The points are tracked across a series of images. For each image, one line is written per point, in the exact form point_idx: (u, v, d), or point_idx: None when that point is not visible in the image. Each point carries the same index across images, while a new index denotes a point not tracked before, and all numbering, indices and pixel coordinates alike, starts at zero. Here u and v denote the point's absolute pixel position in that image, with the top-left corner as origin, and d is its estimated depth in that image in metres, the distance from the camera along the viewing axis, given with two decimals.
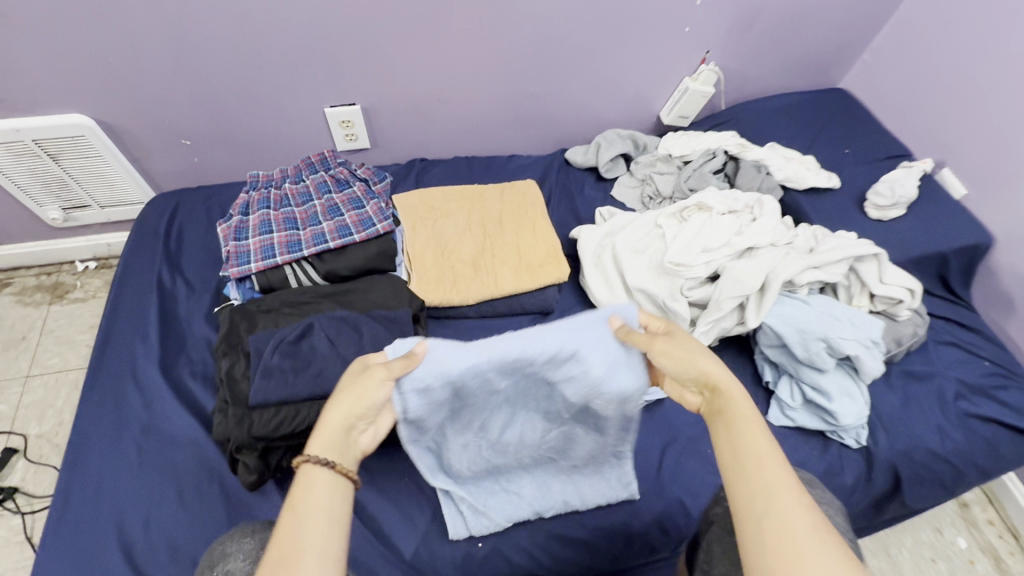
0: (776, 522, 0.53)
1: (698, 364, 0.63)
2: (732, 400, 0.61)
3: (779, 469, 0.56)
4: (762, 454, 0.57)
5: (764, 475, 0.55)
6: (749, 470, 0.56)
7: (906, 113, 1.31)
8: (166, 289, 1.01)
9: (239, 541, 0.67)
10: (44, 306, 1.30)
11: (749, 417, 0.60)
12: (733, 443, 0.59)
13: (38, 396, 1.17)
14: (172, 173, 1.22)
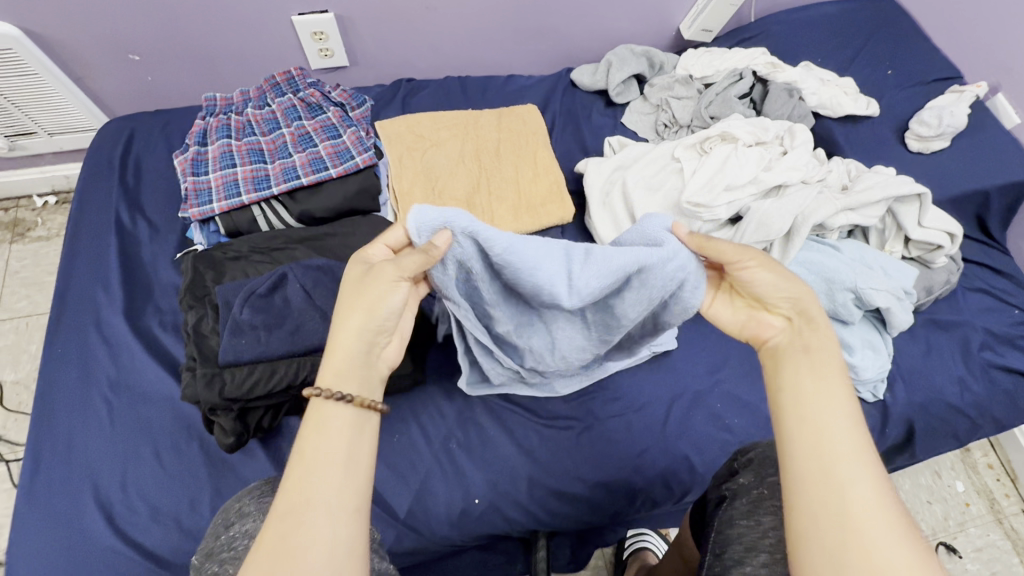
0: (845, 507, 0.45)
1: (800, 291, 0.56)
2: (822, 334, 0.54)
3: (847, 444, 0.48)
4: (831, 426, 0.49)
5: (821, 448, 0.48)
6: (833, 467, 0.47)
7: (962, 26, 1.14)
8: (127, 231, 0.92)
9: (260, 500, 0.59)
10: (4, 245, 1.20)
11: (835, 398, 0.50)
12: (793, 418, 0.51)
13: (10, 341, 1.11)
14: (125, 94, 1.07)
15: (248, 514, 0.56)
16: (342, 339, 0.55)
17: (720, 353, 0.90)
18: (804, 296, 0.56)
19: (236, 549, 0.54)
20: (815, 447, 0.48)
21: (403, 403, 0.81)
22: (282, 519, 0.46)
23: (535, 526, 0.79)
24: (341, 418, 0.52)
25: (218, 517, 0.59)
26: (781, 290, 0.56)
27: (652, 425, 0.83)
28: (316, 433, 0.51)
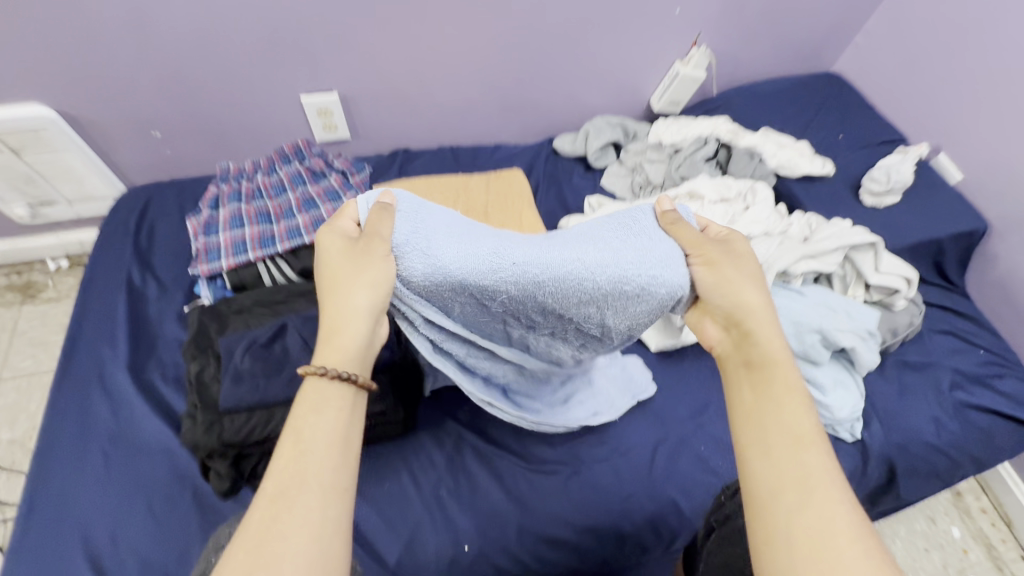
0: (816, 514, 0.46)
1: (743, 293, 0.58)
2: (768, 352, 0.56)
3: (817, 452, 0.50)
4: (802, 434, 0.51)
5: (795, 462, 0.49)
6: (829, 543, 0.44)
7: (901, 98, 1.28)
8: (136, 289, 0.97)
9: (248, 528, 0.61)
10: (15, 306, 1.25)
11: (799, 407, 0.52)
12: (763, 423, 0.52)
13: (10, 399, 1.13)
14: (143, 166, 1.17)
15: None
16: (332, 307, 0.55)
17: (701, 396, 0.93)
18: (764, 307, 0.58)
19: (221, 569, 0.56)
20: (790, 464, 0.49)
21: (395, 450, 0.83)
22: (262, 526, 0.44)
23: None
24: (331, 420, 0.50)
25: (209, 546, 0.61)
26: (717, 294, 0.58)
27: (639, 468, 0.85)
28: (302, 430, 0.49)
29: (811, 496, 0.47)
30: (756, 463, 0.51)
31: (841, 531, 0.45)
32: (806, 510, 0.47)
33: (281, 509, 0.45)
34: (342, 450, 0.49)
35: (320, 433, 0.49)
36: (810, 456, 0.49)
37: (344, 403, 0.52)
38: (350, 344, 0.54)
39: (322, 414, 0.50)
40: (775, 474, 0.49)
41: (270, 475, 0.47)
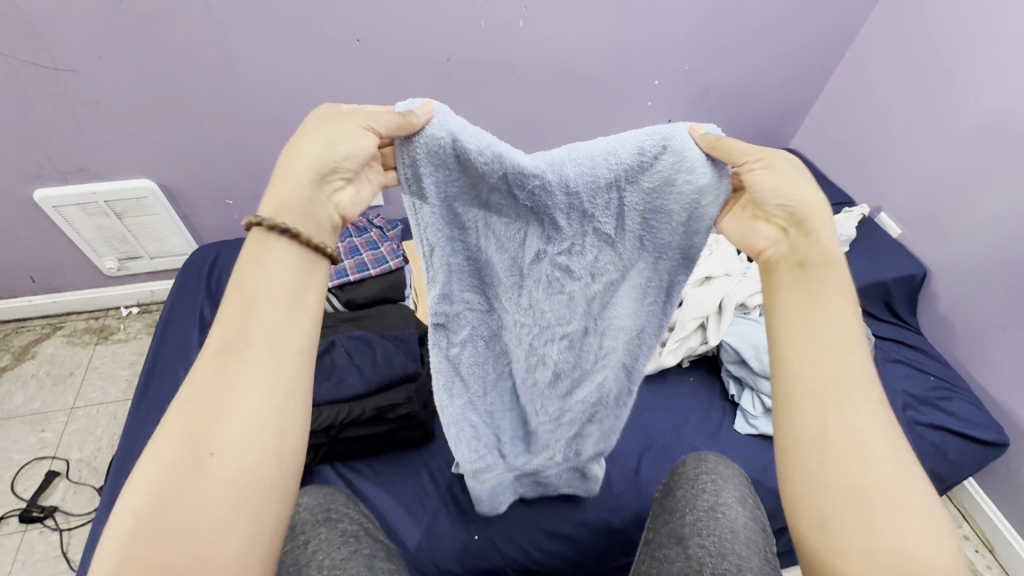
0: (843, 419, 0.48)
1: (803, 189, 0.50)
2: (819, 249, 0.51)
3: (858, 358, 0.50)
4: (845, 339, 0.50)
5: (831, 367, 0.50)
6: (858, 453, 0.47)
7: (846, 167, 1.52)
8: (206, 323, 1.18)
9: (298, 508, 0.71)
10: (91, 346, 1.45)
11: (845, 310, 0.51)
12: (807, 327, 0.51)
13: (81, 424, 1.30)
14: (215, 227, 1.42)
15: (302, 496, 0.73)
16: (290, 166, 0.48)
17: (681, 413, 1.07)
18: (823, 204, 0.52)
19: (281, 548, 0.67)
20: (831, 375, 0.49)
21: (417, 454, 0.98)
22: (186, 430, 0.42)
23: (528, 564, 0.90)
24: (271, 328, 0.46)
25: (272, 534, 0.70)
26: (783, 195, 0.50)
27: (627, 474, 0.98)
28: (235, 336, 0.45)
29: (851, 405, 0.48)
30: (796, 369, 0.51)
31: (875, 435, 0.47)
32: (838, 411, 0.48)
33: (211, 416, 0.43)
34: (277, 357, 0.46)
35: (252, 341, 0.45)
36: (855, 363, 0.50)
37: (286, 308, 0.47)
38: (296, 197, 0.47)
39: (254, 319, 0.46)
40: (816, 378, 0.50)
41: (193, 378, 0.44)
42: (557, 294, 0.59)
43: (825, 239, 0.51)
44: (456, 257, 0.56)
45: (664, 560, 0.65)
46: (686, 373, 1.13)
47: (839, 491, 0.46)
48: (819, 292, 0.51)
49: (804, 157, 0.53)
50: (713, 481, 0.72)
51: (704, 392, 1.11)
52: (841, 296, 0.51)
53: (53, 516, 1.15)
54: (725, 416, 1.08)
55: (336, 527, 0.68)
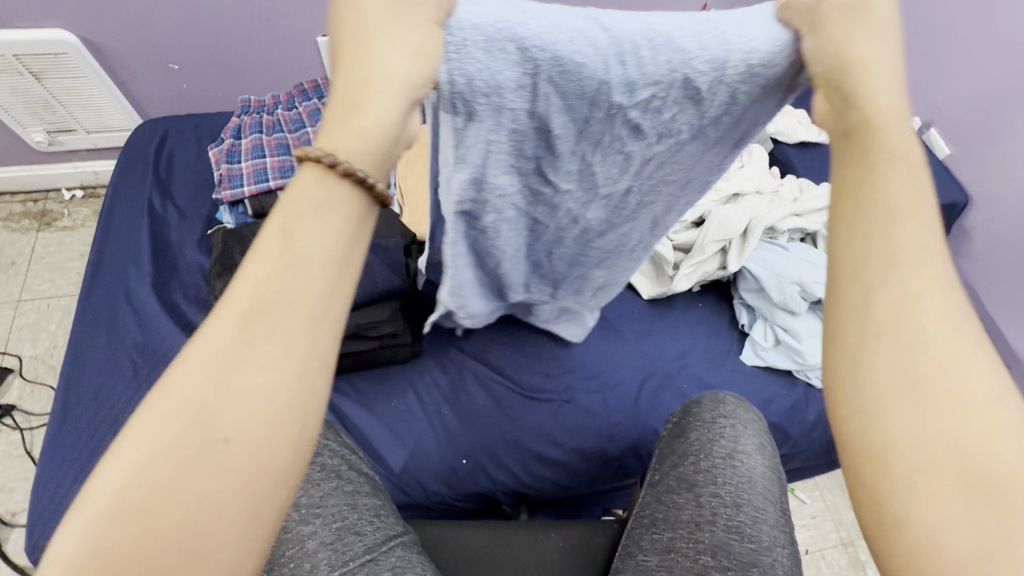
0: (896, 294, 0.34)
1: (853, 47, 0.37)
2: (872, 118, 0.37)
3: (916, 231, 0.35)
4: (894, 205, 0.36)
5: (880, 234, 0.36)
6: (915, 337, 0.33)
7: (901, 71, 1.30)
8: (158, 214, 1.02)
9: None
10: (32, 233, 1.28)
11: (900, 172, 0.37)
12: (851, 191, 0.37)
13: (31, 319, 1.18)
14: (160, 98, 1.20)
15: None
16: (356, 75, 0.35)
17: (687, 340, 1.00)
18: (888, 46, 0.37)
19: None
20: (879, 242, 0.35)
21: (401, 373, 0.90)
22: (185, 413, 0.30)
23: (518, 488, 0.88)
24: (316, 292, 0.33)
25: None
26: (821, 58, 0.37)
27: (625, 402, 0.92)
28: (264, 292, 0.32)
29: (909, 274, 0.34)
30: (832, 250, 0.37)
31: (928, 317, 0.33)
32: (896, 282, 0.34)
33: (219, 404, 0.30)
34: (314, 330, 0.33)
35: (289, 305, 0.32)
36: (910, 231, 0.35)
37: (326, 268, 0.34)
38: (374, 130, 0.35)
39: (289, 276, 0.33)
40: (854, 252, 0.36)
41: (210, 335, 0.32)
42: (613, 155, 0.46)
43: (872, 104, 0.37)
44: (495, 140, 0.43)
45: (672, 506, 0.60)
46: (696, 298, 1.04)
47: (883, 382, 0.32)
48: (868, 163, 0.37)
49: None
50: (733, 425, 0.65)
51: (714, 320, 1.02)
52: (898, 169, 0.37)
53: (12, 415, 1.08)
54: (733, 346, 1.00)
55: (314, 460, 0.60)
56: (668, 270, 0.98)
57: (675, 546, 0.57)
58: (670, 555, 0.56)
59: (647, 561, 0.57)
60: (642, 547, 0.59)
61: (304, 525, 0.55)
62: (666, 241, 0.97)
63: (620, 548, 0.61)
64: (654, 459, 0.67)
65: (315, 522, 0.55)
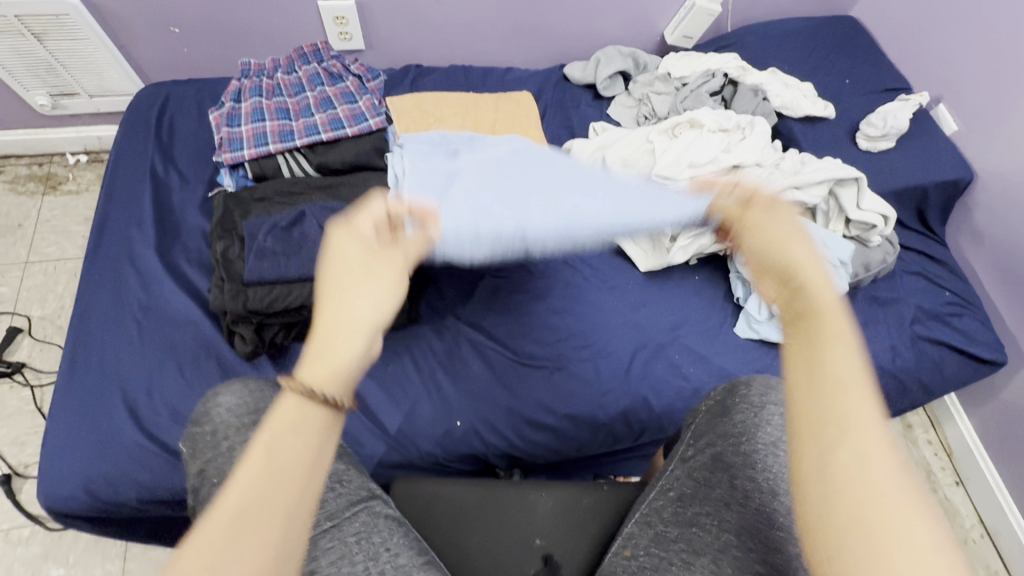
0: (850, 439, 0.37)
1: (791, 250, 0.47)
2: (824, 316, 0.43)
3: (864, 402, 0.39)
4: (840, 379, 0.40)
5: (828, 398, 0.39)
6: (859, 479, 0.36)
7: (909, 44, 1.27)
8: (160, 178, 1.03)
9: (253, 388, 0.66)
10: (38, 196, 1.30)
11: (850, 346, 0.41)
12: (811, 360, 0.41)
13: (38, 280, 1.21)
14: (161, 62, 1.19)
15: (220, 392, 0.64)
16: (354, 292, 0.48)
17: (681, 312, 1.00)
18: (789, 226, 0.49)
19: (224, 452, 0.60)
20: (831, 392, 0.39)
21: (398, 337, 0.92)
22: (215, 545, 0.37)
23: (510, 451, 0.90)
24: (319, 421, 0.43)
25: (198, 426, 0.63)
26: (765, 251, 0.49)
27: (617, 370, 0.94)
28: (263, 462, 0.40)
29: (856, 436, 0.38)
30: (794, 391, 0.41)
31: (874, 466, 0.36)
32: (848, 445, 0.37)
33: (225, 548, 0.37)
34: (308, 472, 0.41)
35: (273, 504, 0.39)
36: (838, 356, 0.41)
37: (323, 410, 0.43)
38: None
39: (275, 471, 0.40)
40: (810, 413, 0.40)
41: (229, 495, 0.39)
42: None
43: (818, 291, 0.44)
44: None
45: (703, 483, 0.63)
46: (692, 271, 1.05)
47: (840, 494, 0.36)
48: (816, 347, 0.42)
49: (763, 220, 0.51)
50: (782, 416, 0.65)
51: (708, 293, 1.03)
52: (835, 341, 0.41)
53: (22, 372, 1.11)
54: (727, 319, 1.01)
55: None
56: (665, 242, 0.99)
57: (698, 521, 0.60)
58: (692, 528, 0.60)
59: (667, 532, 0.61)
60: (663, 518, 0.62)
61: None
62: (665, 213, 0.98)
63: (638, 514, 0.64)
64: (691, 433, 0.69)
65: None
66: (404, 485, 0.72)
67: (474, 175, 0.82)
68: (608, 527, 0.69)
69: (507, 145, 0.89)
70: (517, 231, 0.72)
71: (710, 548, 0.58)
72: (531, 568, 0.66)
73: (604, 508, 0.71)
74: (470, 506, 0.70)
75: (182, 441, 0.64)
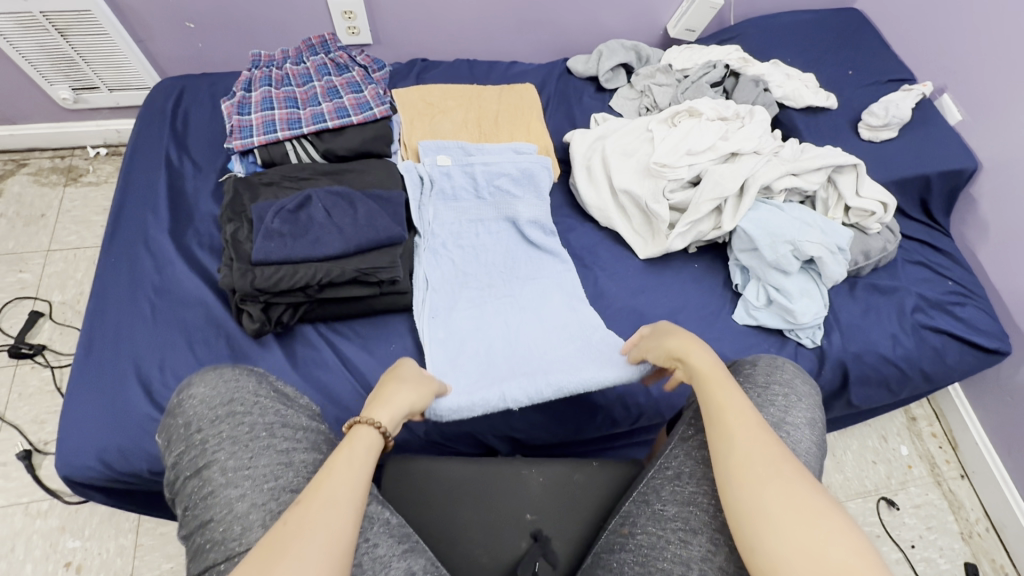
0: (758, 468, 0.52)
1: (666, 344, 0.71)
2: (701, 371, 0.63)
3: (768, 443, 0.54)
4: (726, 405, 0.58)
5: (745, 442, 0.54)
6: (770, 480, 0.50)
7: (913, 35, 1.26)
8: (174, 167, 1.07)
9: (234, 375, 0.68)
10: (60, 187, 1.35)
11: (743, 403, 0.58)
12: (723, 426, 0.56)
13: (59, 267, 1.25)
14: (177, 57, 1.24)
15: (194, 383, 0.67)
16: (396, 397, 0.66)
17: (679, 297, 1.01)
18: (709, 352, 0.66)
19: (202, 446, 0.61)
20: (739, 436, 0.55)
21: (399, 319, 0.94)
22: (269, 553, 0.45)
23: (509, 432, 0.92)
24: (359, 461, 0.55)
25: (179, 420, 0.65)
26: (660, 352, 0.72)
27: None
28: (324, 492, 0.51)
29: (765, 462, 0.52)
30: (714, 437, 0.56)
31: (777, 475, 0.51)
32: (762, 478, 0.51)
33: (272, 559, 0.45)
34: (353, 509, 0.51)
35: (320, 514, 0.49)
36: (739, 418, 0.56)
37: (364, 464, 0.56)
38: None
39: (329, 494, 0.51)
40: (737, 459, 0.53)
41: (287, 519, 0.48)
42: None
43: (688, 359, 0.66)
44: None
45: (703, 462, 0.62)
46: (691, 259, 1.06)
47: (766, 514, 0.48)
48: (714, 399, 0.59)
49: (700, 361, 0.65)
50: (786, 396, 0.66)
51: (707, 280, 1.04)
52: (729, 408, 0.58)
53: (42, 354, 1.15)
54: (725, 305, 1.02)
55: (240, 421, 0.62)
56: (664, 229, 1.00)
57: (696, 499, 0.59)
58: (690, 507, 0.59)
59: (664, 510, 0.61)
60: (661, 497, 0.62)
61: (234, 488, 0.57)
62: (663, 200, 0.99)
63: (637, 493, 0.66)
64: (694, 411, 0.67)
65: (244, 485, 0.57)
66: (400, 463, 0.73)
67: (473, 242, 0.97)
68: (599, 504, 0.70)
69: (520, 171, 1.01)
70: (500, 400, 0.79)
71: (708, 526, 0.57)
72: (521, 543, 0.67)
73: (595, 484, 0.72)
74: (466, 481, 0.71)
75: (160, 433, 0.67)
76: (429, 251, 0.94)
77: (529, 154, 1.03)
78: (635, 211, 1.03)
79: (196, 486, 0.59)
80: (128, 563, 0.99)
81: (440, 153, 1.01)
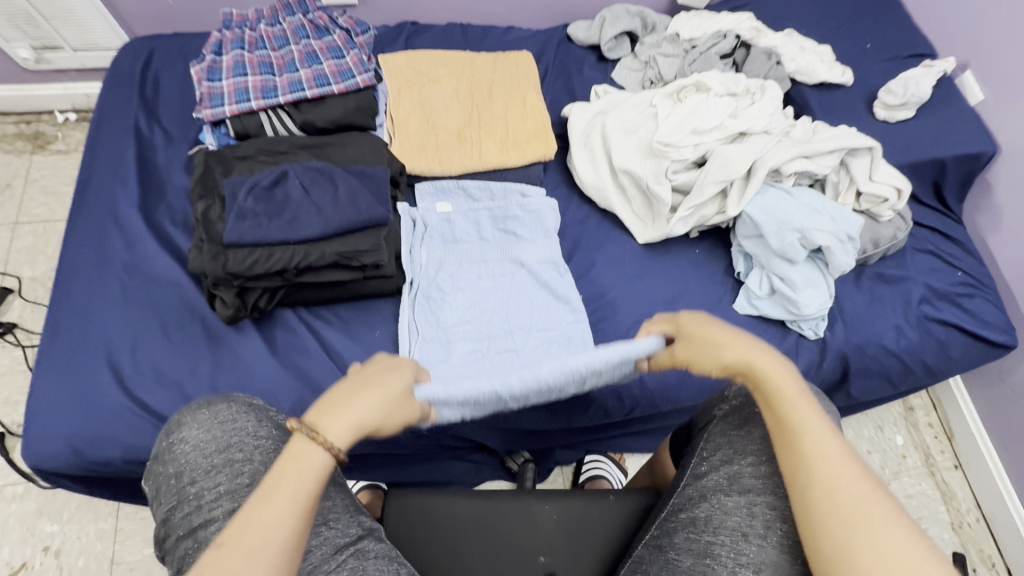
0: (852, 513, 0.47)
1: (719, 354, 0.58)
2: (772, 382, 0.55)
3: (856, 477, 0.49)
4: (800, 432, 0.52)
5: (829, 481, 0.49)
6: (871, 530, 0.46)
7: (935, 5, 1.18)
8: (144, 136, 1.00)
9: (231, 409, 0.63)
10: (26, 155, 1.27)
11: (820, 429, 0.52)
12: (802, 460, 0.51)
13: (28, 241, 1.19)
14: (146, 15, 1.15)
15: (183, 423, 0.62)
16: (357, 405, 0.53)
17: (678, 284, 0.97)
18: (772, 356, 0.57)
19: (199, 502, 0.57)
20: (820, 474, 0.50)
21: (385, 304, 0.89)
22: None
23: (497, 423, 0.89)
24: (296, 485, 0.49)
25: (171, 468, 0.60)
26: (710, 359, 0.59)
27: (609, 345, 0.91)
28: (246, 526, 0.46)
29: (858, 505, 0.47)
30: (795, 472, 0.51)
31: (876, 521, 0.46)
32: (861, 527, 0.46)
33: None
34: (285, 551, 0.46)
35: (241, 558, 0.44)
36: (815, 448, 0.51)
37: (303, 488, 0.49)
38: None
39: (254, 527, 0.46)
40: (824, 498, 0.48)
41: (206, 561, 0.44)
42: None
43: (763, 377, 0.56)
44: None
45: (718, 509, 0.58)
46: (692, 243, 1.01)
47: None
48: (786, 427, 0.53)
49: (767, 370, 0.56)
50: None
51: (708, 266, 0.99)
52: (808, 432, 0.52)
53: (13, 332, 1.11)
54: (726, 293, 0.97)
55: (239, 472, 0.58)
56: (665, 213, 0.95)
57: (713, 551, 0.56)
58: (706, 560, 0.56)
59: (678, 561, 0.57)
60: (674, 544, 0.59)
61: None
62: (665, 181, 0.93)
63: (650, 537, 0.62)
64: (704, 444, 0.63)
65: None
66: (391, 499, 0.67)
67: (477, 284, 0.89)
68: (615, 541, 0.66)
69: (532, 217, 0.94)
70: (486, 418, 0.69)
71: None
72: None
73: (611, 520, 0.66)
74: (460, 513, 0.66)
75: (146, 478, 0.62)
76: (423, 298, 0.87)
77: (534, 193, 0.97)
78: (635, 192, 0.97)
79: (192, 547, 0.55)
80: (108, 547, 0.97)
81: (439, 199, 0.95)
